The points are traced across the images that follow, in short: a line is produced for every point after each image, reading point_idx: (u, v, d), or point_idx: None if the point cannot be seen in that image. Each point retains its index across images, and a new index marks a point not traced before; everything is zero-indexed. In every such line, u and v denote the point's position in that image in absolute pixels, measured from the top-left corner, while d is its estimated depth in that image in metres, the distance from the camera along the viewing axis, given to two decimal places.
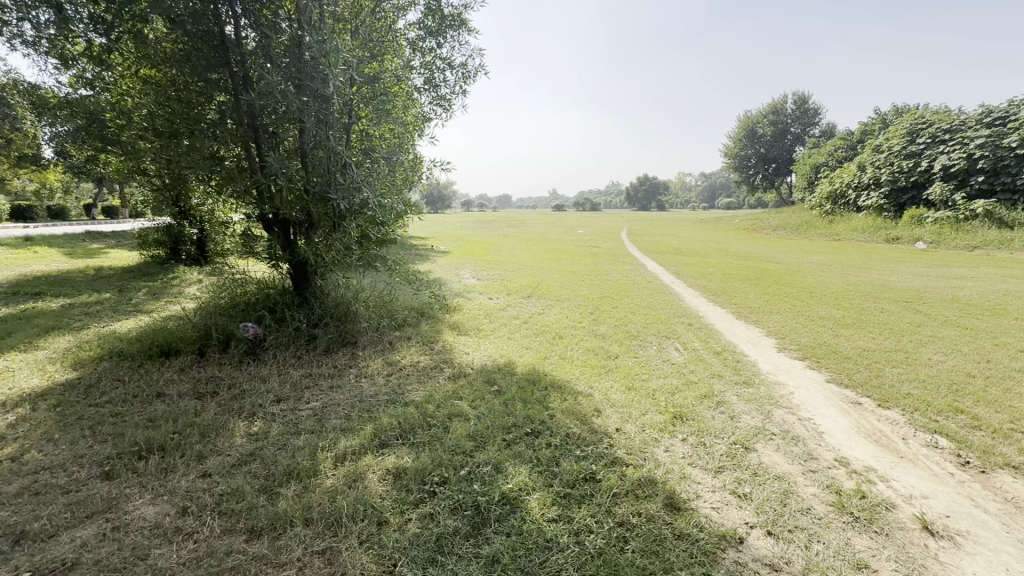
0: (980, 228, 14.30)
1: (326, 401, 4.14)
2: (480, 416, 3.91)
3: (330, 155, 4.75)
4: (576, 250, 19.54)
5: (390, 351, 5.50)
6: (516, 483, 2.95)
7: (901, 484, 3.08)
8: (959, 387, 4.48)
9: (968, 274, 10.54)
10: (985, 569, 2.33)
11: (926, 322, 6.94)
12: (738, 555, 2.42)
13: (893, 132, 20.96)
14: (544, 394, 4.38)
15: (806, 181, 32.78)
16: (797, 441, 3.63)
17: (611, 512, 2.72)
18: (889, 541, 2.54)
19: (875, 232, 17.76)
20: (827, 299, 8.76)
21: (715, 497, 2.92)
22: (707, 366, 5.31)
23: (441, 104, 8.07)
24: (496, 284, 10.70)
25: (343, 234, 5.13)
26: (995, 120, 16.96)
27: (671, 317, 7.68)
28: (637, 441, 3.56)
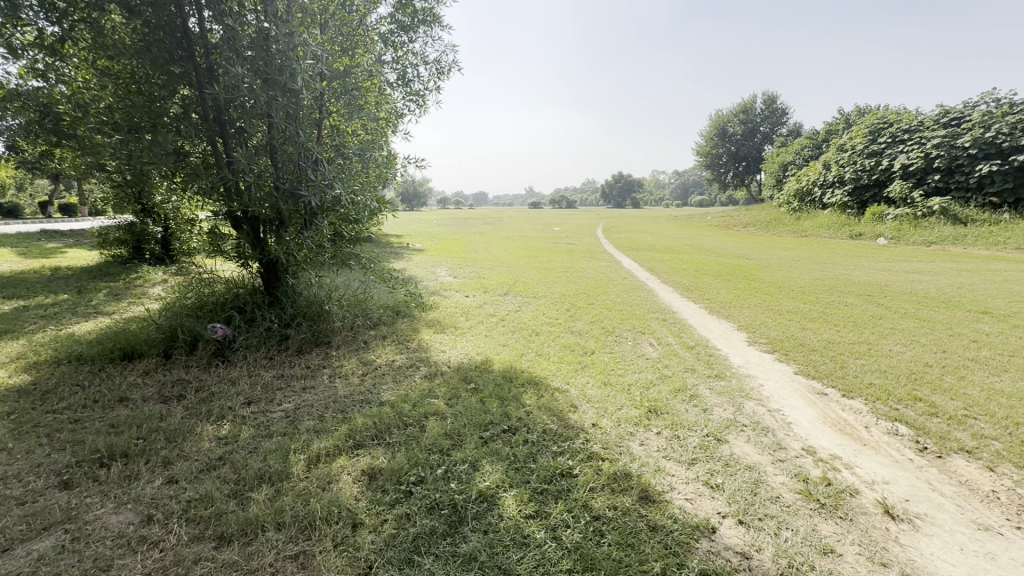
0: (936, 225, 14.90)
1: (299, 402, 4.01)
2: (456, 414, 3.84)
3: (299, 151, 4.67)
4: (553, 246, 19.58)
5: (363, 351, 5.37)
6: (494, 481, 2.90)
7: (864, 470, 3.16)
8: (917, 376, 4.65)
9: (926, 268, 10.95)
10: (942, 550, 2.40)
11: (888, 315, 7.18)
12: (710, 543, 2.44)
13: (856, 132, 21.69)
14: (520, 391, 4.34)
15: (775, 179, 33.66)
16: (767, 431, 3.69)
17: (588, 506, 2.71)
18: (854, 526, 2.59)
19: (839, 228, 18.35)
20: (795, 293, 9.00)
21: (689, 488, 2.93)
22: (681, 361, 5.36)
23: (415, 100, 7.94)
24: (473, 282, 10.63)
25: (315, 232, 4.98)
26: (950, 120, 17.68)
27: (646, 312, 7.77)
28: (613, 435, 3.56)
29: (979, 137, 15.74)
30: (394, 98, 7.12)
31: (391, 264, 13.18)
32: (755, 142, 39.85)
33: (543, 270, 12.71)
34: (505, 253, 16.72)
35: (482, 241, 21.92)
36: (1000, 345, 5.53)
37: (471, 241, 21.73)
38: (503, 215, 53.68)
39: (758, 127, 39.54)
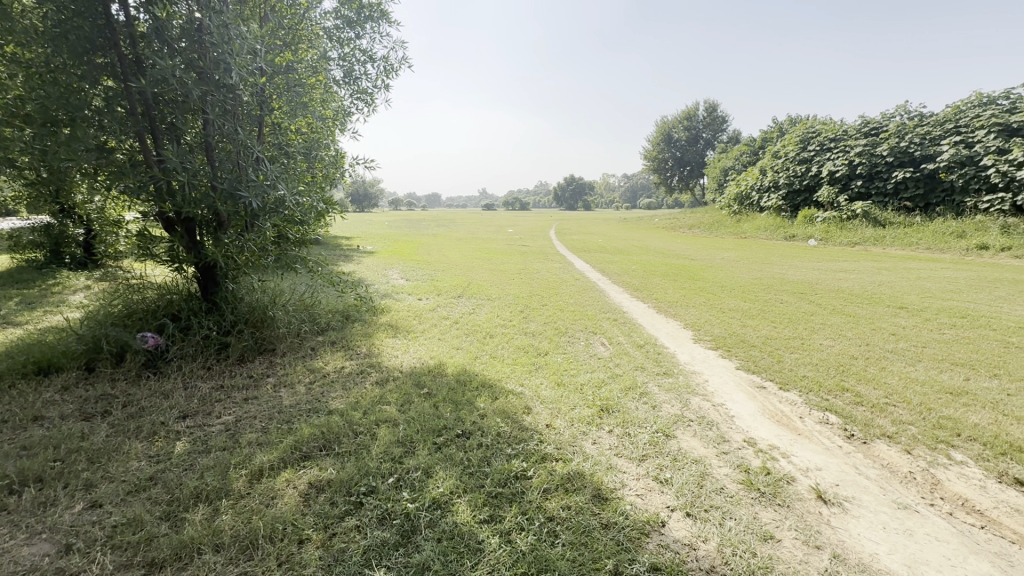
0: (859, 227, 16.03)
1: (240, 414, 3.66)
2: (409, 421, 3.63)
3: (237, 149, 4.26)
4: (507, 248, 19.60)
5: (310, 357, 5.00)
6: (448, 487, 2.75)
7: (799, 458, 3.25)
8: (844, 368, 4.89)
9: (850, 267, 11.71)
10: (867, 530, 2.50)
11: (818, 311, 7.57)
12: (660, 537, 2.42)
13: (788, 140, 23.00)
14: (474, 394, 4.21)
15: (716, 183, 35.23)
16: (712, 425, 3.74)
17: (542, 507, 2.62)
18: (790, 512, 2.64)
19: (775, 230, 19.39)
20: (735, 292, 9.35)
21: (640, 484, 2.90)
22: (630, 359, 5.39)
23: (362, 99, 7.66)
24: (426, 284, 10.38)
25: (257, 234, 4.53)
26: (871, 130, 19.05)
27: (597, 313, 7.82)
28: (566, 435, 3.49)
29: (895, 146, 17.00)
30: (340, 95, 6.82)
31: (341, 266, 12.71)
32: (698, 148, 41.65)
33: (497, 271, 12.64)
34: (458, 254, 16.97)
35: (433, 241, 22.41)
36: (916, 337, 5.93)
37: (424, 242, 21.78)
38: (456, 216, 53.77)
39: (700, 134, 41.27)
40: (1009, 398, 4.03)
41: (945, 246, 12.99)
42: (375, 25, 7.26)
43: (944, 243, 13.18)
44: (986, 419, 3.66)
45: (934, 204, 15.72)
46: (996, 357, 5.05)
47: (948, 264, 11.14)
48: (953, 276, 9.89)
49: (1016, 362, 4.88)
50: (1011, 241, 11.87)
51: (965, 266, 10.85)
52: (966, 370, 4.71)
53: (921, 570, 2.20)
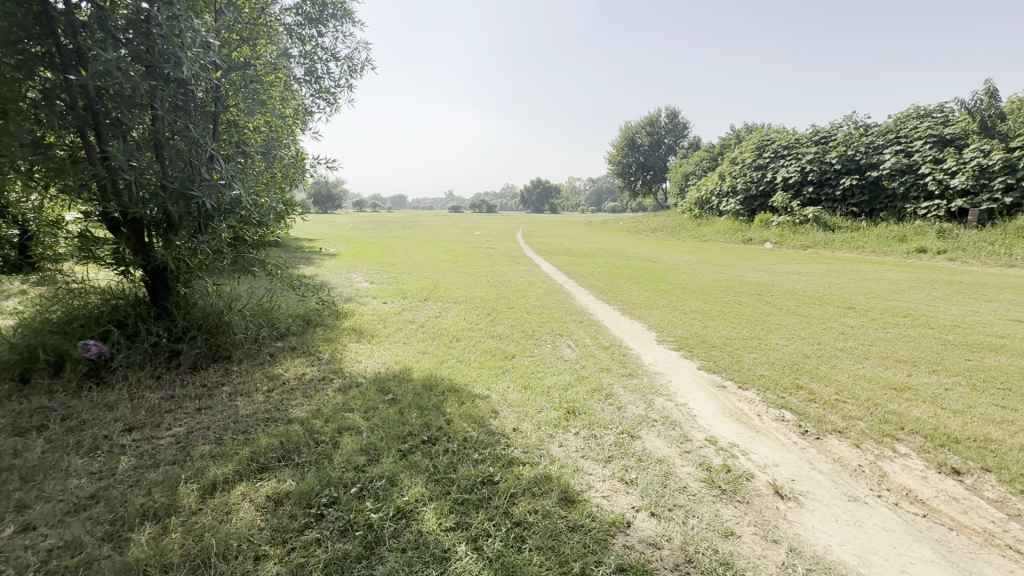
0: (811, 231, 16.65)
1: (193, 425, 3.24)
2: (374, 427, 3.29)
3: (189, 146, 3.78)
4: (473, 250, 19.35)
5: (269, 365, 4.40)
6: (413, 495, 2.54)
7: (758, 455, 3.20)
8: (798, 366, 4.94)
9: (803, 270, 12.07)
10: (823, 523, 2.47)
11: (774, 311, 7.71)
12: (625, 537, 2.32)
13: (745, 147, 23.75)
14: (440, 399, 3.85)
15: (678, 188, 36.06)
16: (675, 425, 3.66)
17: (509, 512, 2.46)
18: (749, 508, 2.59)
19: (734, 233, 19.94)
20: (696, 293, 9.46)
21: (606, 485, 2.77)
22: (596, 361, 5.27)
23: (325, 98, 7.38)
24: (391, 287, 10.02)
25: (212, 237, 4.08)
26: (821, 139, 19.88)
27: (564, 315, 7.69)
28: (533, 438, 3.28)
29: (843, 154, 17.78)
30: (302, 93, 6.53)
31: (302, 269, 12.17)
32: (660, 153, 42.58)
33: (463, 274, 12.37)
34: (422, 257, 16.56)
35: (396, 241, 22.95)
36: (863, 336, 6.08)
37: (390, 244, 21.35)
38: (423, 219, 53.46)
39: (662, 140, 42.20)
40: (949, 392, 4.13)
41: (888, 248, 13.62)
42: (339, 24, 6.99)
43: (887, 246, 13.79)
44: (927, 412, 3.72)
45: (878, 209, 16.51)
46: (935, 354, 5.22)
47: (891, 267, 11.65)
48: (895, 277, 10.34)
49: (952, 358, 5.05)
50: (946, 244, 12.55)
51: (906, 268, 11.36)
52: (909, 366, 4.83)
53: (871, 560, 2.20)
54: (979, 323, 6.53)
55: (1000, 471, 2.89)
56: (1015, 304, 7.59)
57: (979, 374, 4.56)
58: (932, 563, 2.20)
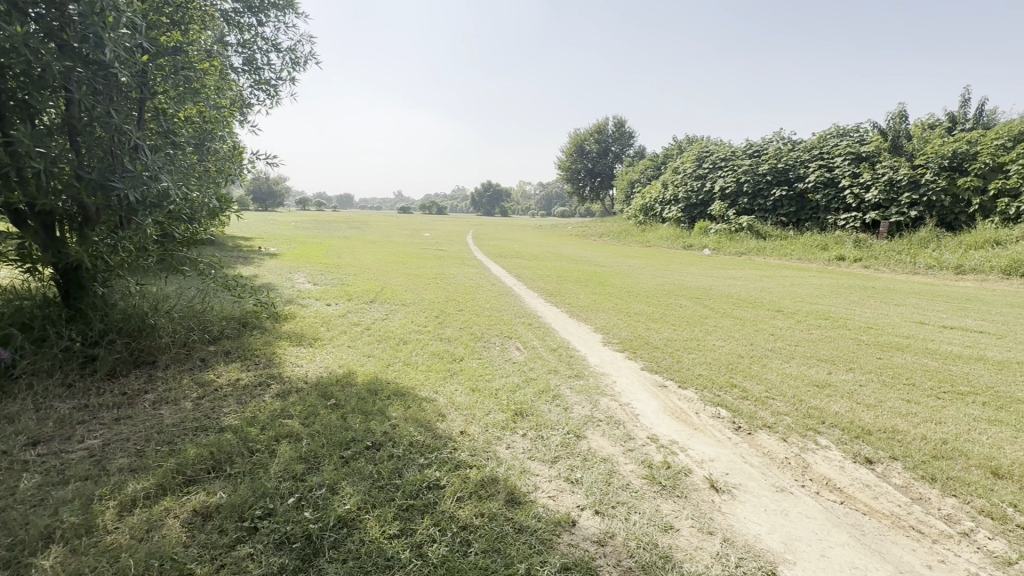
0: (746, 239, 17.67)
1: (110, 437, 2.93)
2: (315, 434, 3.10)
3: (111, 134, 3.36)
4: (422, 252, 19.01)
5: (199, 370, 4.07)
6: (356, 502, 2.40)
7: (695, 452, 3.30)
8: (733, 366, 5.17)
9: (737, 275, 12.73)
10: (753, 513, 2.58)
11: (712, 314, 8.07)
12: (568, 536, 2.31)
13: (686, 157, 24.86)
14: (386, 403, 3.71)
15: (624, 195, 37.21)
16: (619, 424, 3.71)
17: (454, 516, 2.39)
18: (687, 502, 2.66)
19: (675, 239, 20.82)
20: (640, 297, 9.75)
21: (551, 484, 2.76)
22: (544, 363, 5.29)
23: (266, 91, 7.03)
24: (336, 288, 9.65)
25: (136, 233, 3.65)
26: (754, 152, 21.15)
27: (513, 318, 7.69)
28: (480, 441, 3.22)
29: (773, 166, 19.00)
30: (240, 83, 6.17)
31: (239, 268, 11.47)
32: (607, 160, 43.79)
33: (411, 276, 12.11)
34: (370, 258, 16.06)
35: (341, 241, 22.26)
36: (790, 337, 6.47)
37: (334, 244, 20.55)
38: (370, 221, 51.88)
39: (609, 147, 43.30)
40: (864, 388, 4.44)
41: (812, 256, 14.65)
42: (280, 13, 6.66)
43: (811, 254, 14.82)
44: (844, 407, 3.99)
45: (804, 220, 17.77)
46: (851, 353, 5.63)
47: (814, 273, 12.54)
48: (818, 283, 11.13)
49: (866, 357, 5.47)
50: (861, 253, 13.66)
51: (828, 274, 12.27)
52: (829, 365, 5.17)
53: (795, 546, 2.32)
54: (888, 325, 7.12)
55: (906, 459, 3.12)
56: (919, 308, 8.35)
57: (888, 371, 4.96)
58: (848, 545, 2.35)
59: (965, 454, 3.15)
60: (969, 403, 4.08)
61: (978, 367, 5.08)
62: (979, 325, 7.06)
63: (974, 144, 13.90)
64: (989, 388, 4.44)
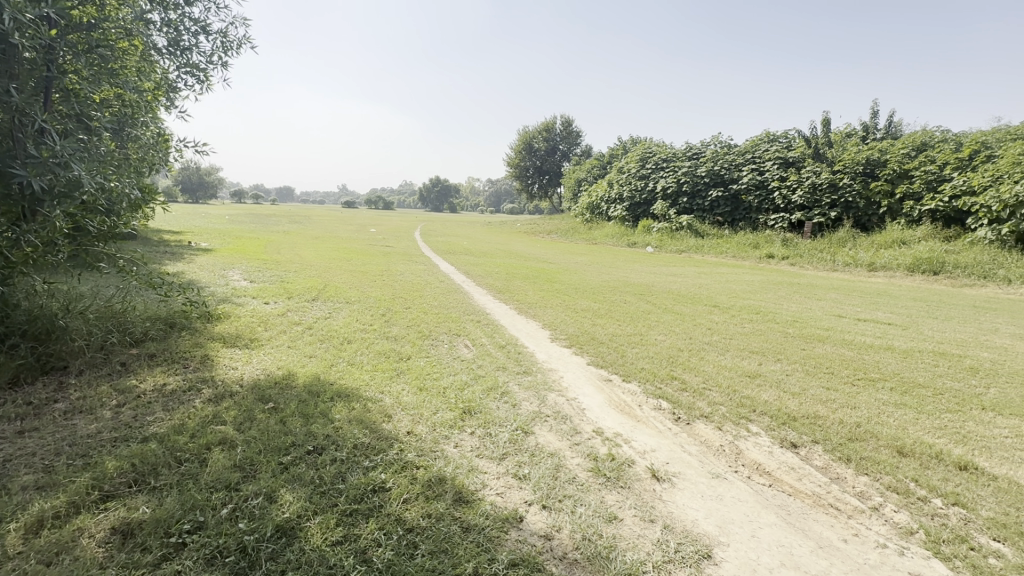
0: (686, 237, 18.39)
1: (8, 453, 2.55)
2: (251, 440, 2.85)
3: (9, 115, 2.90)
4: (368, 248, 18.37)
5: (119, 376, 3.67)
6: (296, 510, 2.23)
7: (638, 443, 3.33)
8: (674, 359, 5.32)
9: (678, 272, 13.21)
10: (692, 500, 2.64)
11: (654, 309, 8.30)
12: (517, 532, 2.27)
13: (630, 157, 25.53)
14: (329, 405, 3.47)
15: (572, 194, 37.77)
16: (566, 419, 3.69)
17: (401, 519, 2.27)
18: (630, 492, 2.69)
19: (620, 237, 21.36)
20: (586, 293, 9.87)
21: (500, 481, 2.69)
22: (493, 360, 5.20)
23: (196, 74, 6.48)
24: (275, 286, 9.06)
25: (43, 226, 3.20)
26: (693, 154, 22.04)
27: (462, 315, 7.54)
28: (428, 441, 3.08)
29: (711, 169, 19.88)
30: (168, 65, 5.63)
31: (166, 266, 10.56)
32: (556, 159, 44.23)
33: (356, 273, 11.62)
34: (313, 254, 15.35)
35: (281, 236, 21.13)
36: (725, 331, 6.76)
37: (272, 239, 19.45)
38: (312, 215, 49.71)
39: (557, 146, 43.64)
40: (789, 378, 4.69)
41: (745, 254, 15.44)
42: None
43: (744, 252, 15.64)
44: (772, 395, 4.18)
45: (738, 220, 18.74)
46: (779, 345, 5.96)
47: (747, 270, 13.26)
48: (749, 279, 11.76)
49: (792, 348, 5.80)
50: (788, 251, 14.58)
51: (758, 272, 12.94)
52: (760, 356, 5.44)
53: (729, 529, 2.39)
54: (811, 318, 7.62)
55: (826, 442, 3.30)
56: (837, 302, 9.00)
57: (811, 361, 5.28)
58: (775, 525, 2.45)
59: (877, 436, 3.39)
60: (879, 388, 4.41)
61: (886, 355, 5.52)
62: (887, 317, 7.71)
63: (884, 153, 15.17)
64: (895, 374, 4.83)
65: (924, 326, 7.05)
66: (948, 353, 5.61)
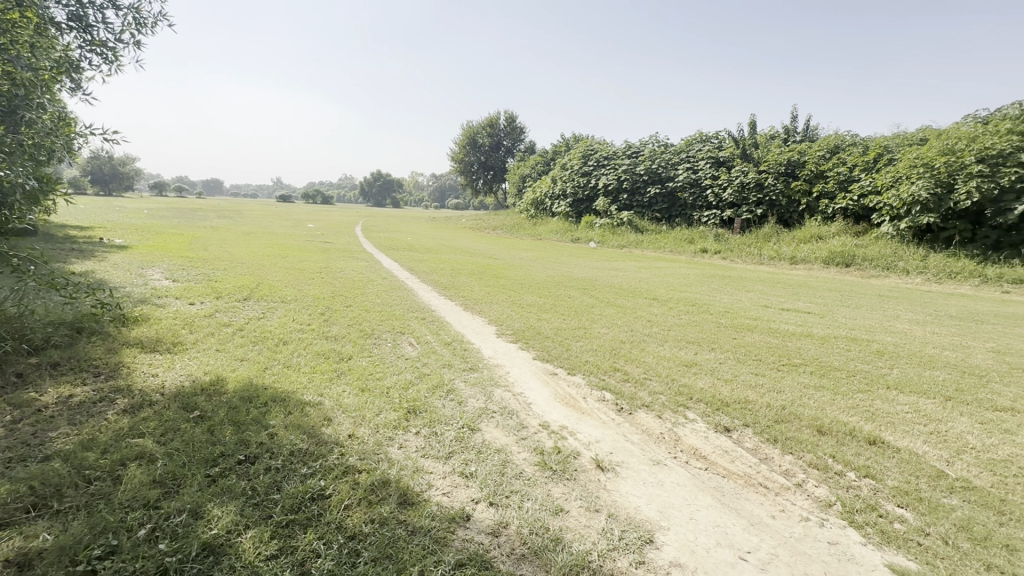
0: (627, 233, 18.69)
1: None
2: (176, 451, 2.32)
3: None
4: (305, 244, 17.23)
5: (14, 390, 2.97)
6: (226, 524, 1.84)
7: (583, 435, 3.08)
8: (617, 351, 5.18)
9: (619, 266, 13.34)
10: (636, 487, 2.45)
11: (596, 303, 8.21)
12: (463, 531, 2.00)
13: (572, 154, 25.68)
14: (264, 411, 2.89)
15: (517, 189, 37.61)
16: (513, 414, 3.36)
17: (342, 525, 1.93)
18: (575, 484, 2.45)
19: (564, 233, 21.42)
20: (532, 288, 9.65)
21: (446, 480, 2.36)
22: (439, 358, 4.78)
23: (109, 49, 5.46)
24: (201, 286, 8.05)
25: None
26: (632, 153, 22.46)
27: (406, 313, 7.02)
28: (371, 443, 2.64)
29: (648, 167, 20.34)
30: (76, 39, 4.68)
31: (71, 262, 9.25)
32: (500, 155, 43.93)
33: (291, 271, 10.74)
34: (244, 251, 14.15)
35: (208, 232, 19.44)
36: (664, 322, 6.76)
37: (198, 235, 17.81)
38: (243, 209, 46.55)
39: (501, 141, 43.32)
40: (722, 366, 4.66)
41: (681, 249, 15.88)
42: None
43: (680, 247, 16.10)
44: (707, 382, 4.12)
45: (675, 216, 19.28)
46: (712, 334, 5.99)
47: (684, 264, 13.61)
48: (686, 272, 12.06)
49: (724, 337, 5.86)
50: (720, 246, 15.14)
51: (693, 265, 13.29)
52: (696, 346, 5.43)
53: (670, 513, 2.24)
54: (742, 308, 7.81)
55: (754, 425, 3.21)
56: (764, 293, 9.33)
57: (742, 349, 5.32)
58: (711, 506, 2.32)
59: (799, 416, 3.35)
60: (801, 372, 4.47)
61: (806, 341, 5.69)
62: (807, 306, 8.07)
63: (802, 154, 16.07)
64: (815, 358, 4.95)
65: (839, 314, 7.40)
66: (859, 338, 5.85)
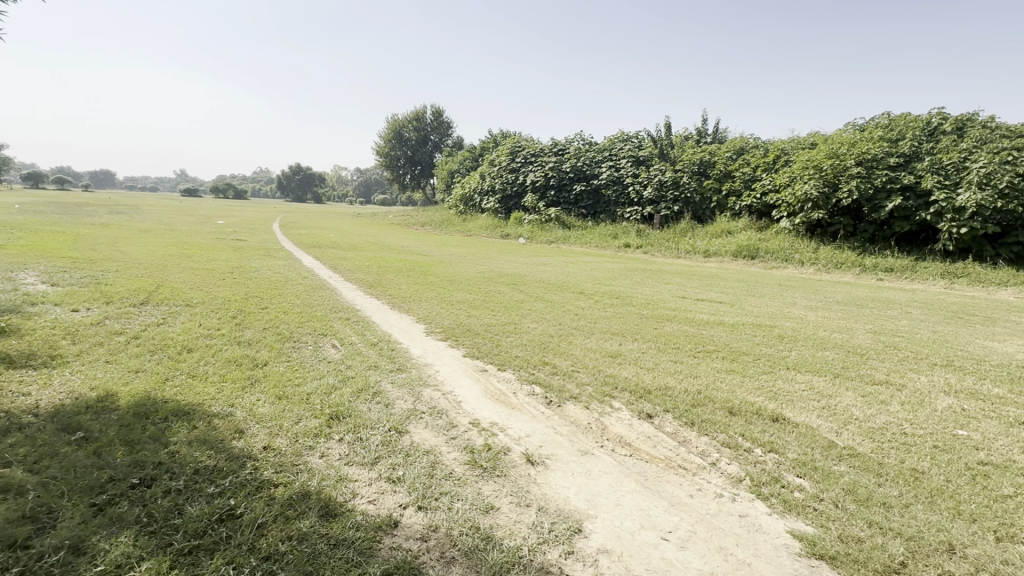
0: (555, 229, 18.67)
1: None
2: (55, 478, 1.70)
3: None
4: (208, 242, 15.38)
5: None
6: (114, 558, 1.39)
7: (514, 430, 2.63)
8: (548, 345, 4.85)
9: (546, 262, 13.19)
10: (567, 477, 2.14)
11: (525, 299, 7.89)
12: (390, 539, 1.63)
13: (499, 150, 25.38)
14: (167, 425, 2.21)
15: (445, 185, 36.63)
16: (443, 412, 2.80)
17: (256, 546, 1.51)
18: (505, 479, 2.08)
19: (494, 229, 21.02)
20: (461, 285, 9.15)
21: (373, 487, 1.92)
22: (364, 359, 3.91)
23: None
24: (84, 288, 6.50)
25: None
26: (557, 150, 22.54)
27: (326, 313, 6.17)
28: (288, 453, 2.07)
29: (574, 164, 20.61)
30: None
31: None
32: (427, 150, 42.68)
33: (198, 271, 9.33)
34: (139, 249, 12.25)
35: (93, 228, 16.84)
36: (589, 315, 6.59)
37: (81, 232, 15.29)
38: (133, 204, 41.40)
39: (427, 136, 42.12)
40: (644, 355, 4.50)
41: (605, 244, 16.11)
42: None
43: (605, 242, 16.31)
44: (631, 372, 3.91)
45: (599, 212, 19.55)
46: (636, 326, 5.87)
47: (609, 258, 13.74)
48: (611, 267, 12.13)
49: (646, 328, 5.78)
50: (641, 240, 15.51)
51: (617, 260, 13.47)
52: (620, 337, 5.25)
53: (600, 501, 1.96)
54: (661, 300, 7.86)
55: (673, 410, 2.97)
56: (682, 285, 9.54)
57: (663, 338, 5.22)
58: (635, 491, 2.06)
59: (712, 399, 3.17)
60: (714, 358, 4.42)
61: (718, 329, 5.73)
62: (719, 296, 8.31)
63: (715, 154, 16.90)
64: (727, 344, 4.95)
65: (746, 303, 7.67)
66: (765, 325, 5.99)
